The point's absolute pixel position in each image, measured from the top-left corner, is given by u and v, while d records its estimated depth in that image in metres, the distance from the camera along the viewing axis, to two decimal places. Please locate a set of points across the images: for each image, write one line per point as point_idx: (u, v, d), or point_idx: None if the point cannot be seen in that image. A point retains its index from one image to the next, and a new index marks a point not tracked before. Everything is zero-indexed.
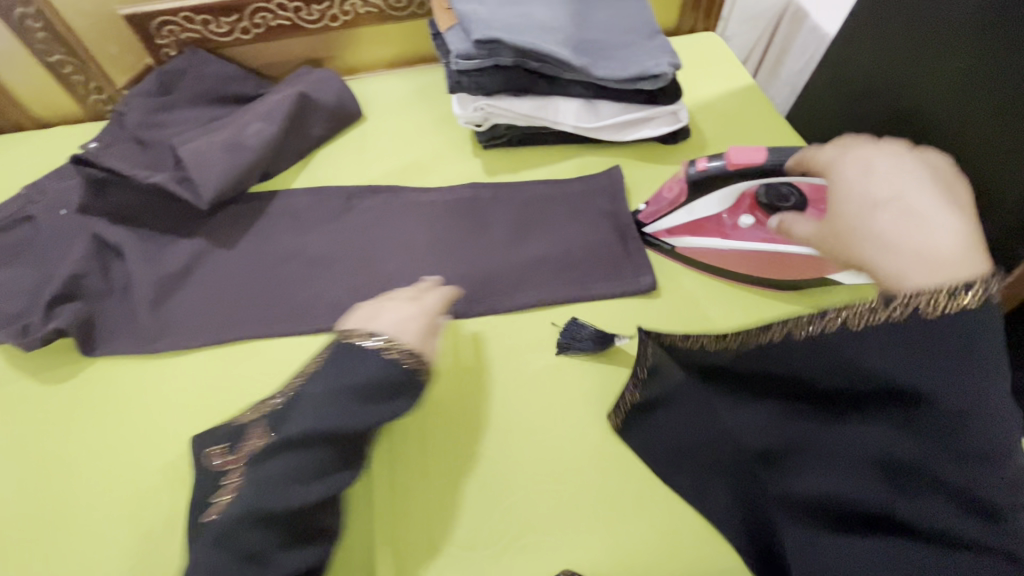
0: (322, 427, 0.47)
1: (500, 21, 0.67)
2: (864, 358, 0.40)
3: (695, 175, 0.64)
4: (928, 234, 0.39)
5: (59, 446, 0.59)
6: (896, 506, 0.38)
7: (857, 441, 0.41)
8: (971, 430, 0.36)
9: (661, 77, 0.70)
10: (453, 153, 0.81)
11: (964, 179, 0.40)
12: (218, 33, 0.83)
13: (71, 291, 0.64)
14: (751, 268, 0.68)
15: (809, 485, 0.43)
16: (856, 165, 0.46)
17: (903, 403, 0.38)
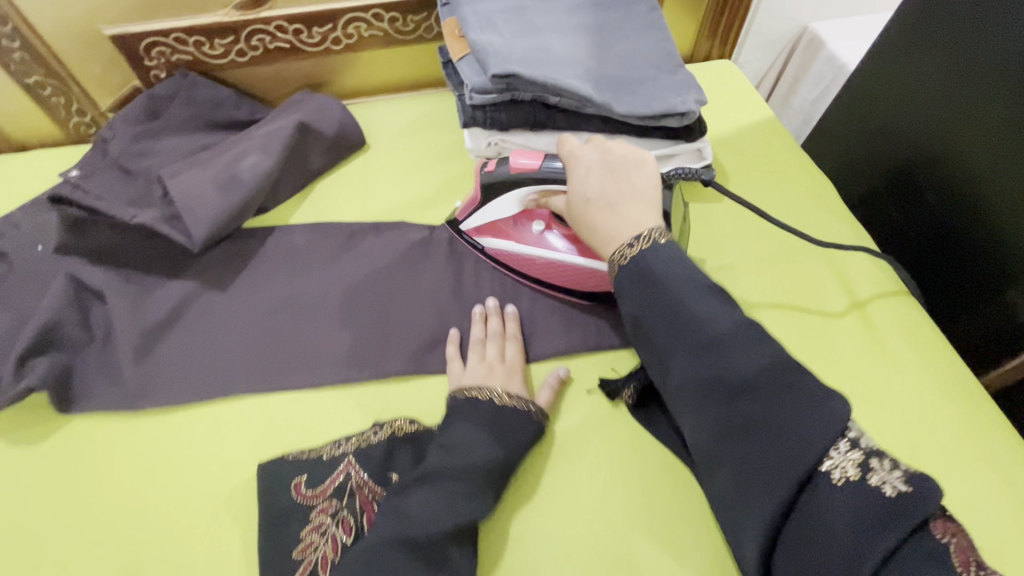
0: (469, 458, 0.51)
1: (518, 53, 0.63)
2: (698, 313, 0.46)
3: (484, 177, 0.64)
4: (607, 228, 0.52)
5: (31, 518, 0.54)
6: (758, 417, 0.43)
7: (695, 368, 0.45)
8: (745, 343, 0.44)
9: (686, 114, 0.66)
10: (462, 187, 0.77)
11: (633, 181, 0.54)
12: (212, 55, 0.78)
13: (45, 341, 0.59)
14: (550, 279, 0.66)
15: (720, 436, 0.44)
16: (585, 164, 0.56)
17: (713, 336, 0.45)
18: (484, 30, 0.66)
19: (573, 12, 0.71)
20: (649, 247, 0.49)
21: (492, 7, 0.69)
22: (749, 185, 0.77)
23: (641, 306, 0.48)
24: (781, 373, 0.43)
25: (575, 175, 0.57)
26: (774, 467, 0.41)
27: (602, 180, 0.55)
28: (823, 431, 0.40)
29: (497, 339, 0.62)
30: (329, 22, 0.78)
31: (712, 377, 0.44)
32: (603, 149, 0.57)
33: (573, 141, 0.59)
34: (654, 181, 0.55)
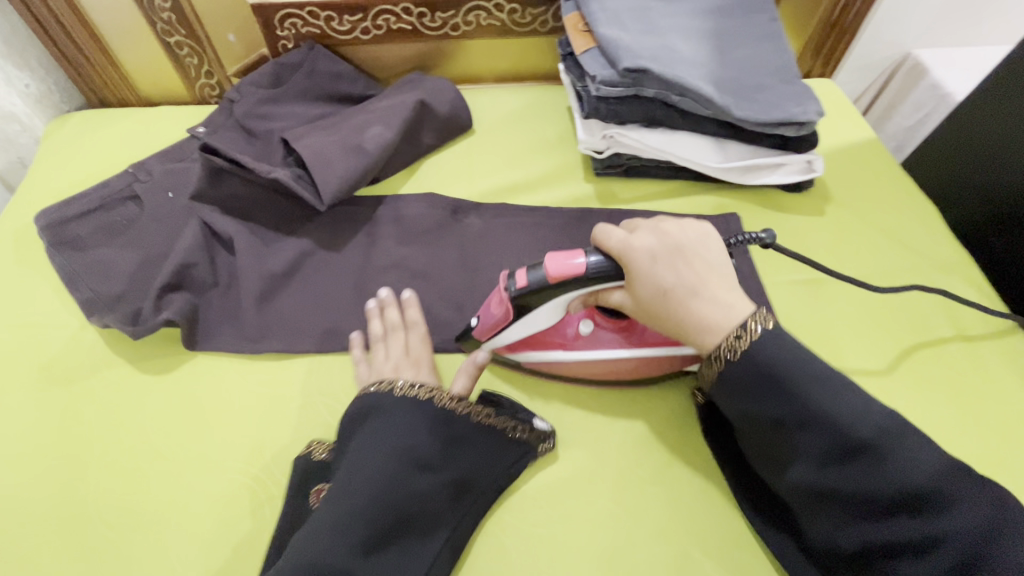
0: (352, 484, 0.50)
1: (647, 50, 0.65)
2: (791, 366, 0.47)
3: (514, 294, 0.54)
4: (703, 319, 0.50)
5: (157, 441, 0.58)
6: (913, 532, 0.43)
7: (838, 481, 0.45)
8: (884, 446, 0.44)
9: (805, 124, 0.67)
10: (564, 175, 0.79)
11: (704, 261, 0.52)
12: (338, 30, 0.82)
13: (179, 279, 0.63)
14: (602, 375, 0.61)
15: (841, 503, 0.45)
16: (646, 254, 0.52)
17: (814, 400, 0.46)
18: (613, 26, 0.68)
19: (696, 17, 0.73)
20: (759, 334, 0.48)
21: (620, 5, 0.71)
22: (850, 200, 0.78)
23: (773, 417, 0.47)
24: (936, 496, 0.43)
25: (636, 268, 0.52)
26: (918, 551, 0.43)
27: (676, 264, 0.52)
28: (990, 552, 0.41)
29: (398, 333, 0.62)
30: (452, 8, 0.81)
31: (872, 509, 0.44)
32: (660, 232, 0.53)
33: (610, 227, 0.54)
34: (724, 257, 0.54)
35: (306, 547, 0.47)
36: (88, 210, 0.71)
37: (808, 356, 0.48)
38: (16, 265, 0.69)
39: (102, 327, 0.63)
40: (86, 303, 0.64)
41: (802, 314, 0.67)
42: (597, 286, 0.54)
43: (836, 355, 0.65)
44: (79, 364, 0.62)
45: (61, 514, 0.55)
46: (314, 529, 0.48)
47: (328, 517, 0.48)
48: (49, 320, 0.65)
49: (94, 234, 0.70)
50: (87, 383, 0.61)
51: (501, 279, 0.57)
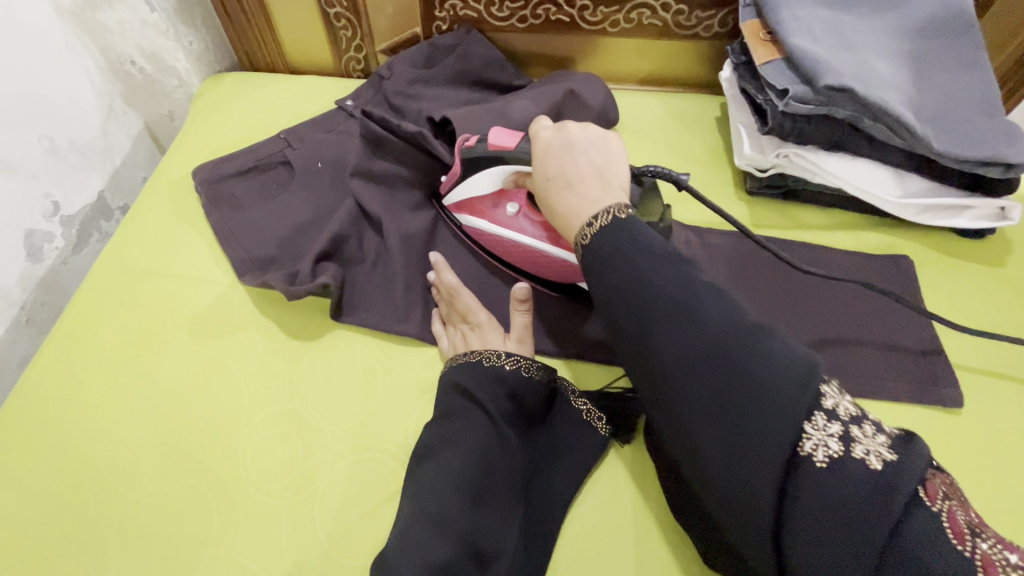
0: (476, 443, 0.50)
1: (849, 68, 0.60)
2: (636, 242, 0.45)
3: (464, 151, 0.62)
4: (564, 209, 0.51)
5: (297, 406, 0.58)
6: (740, 411, 0.39)
7: (668, 362, 0.42)
8: (683, 306, 0.42)
9: (1014, 167, 0.61)
10: (715, 190, 0.75)
11: (597, 161, 0.52)
12: (496, 16, 0.81)
13: (332, 251, 0.64)
14: (510, 256, 0.65)
15: (691, 377, 0.41)
16: (545, 144, 0.55)
17: (658, 269, 0.44)
18: (807, 38, 0.64)
19: (892, 36, 0.67)
20: (606, 223, 0.47)
21: (813, 16, 0.66)
22: None
23: (623, 302, 0.44)
24: (726, 346, 0.40)
25: (536, 157, 0.55)
26: (761, 427, 0.38)
27: (570, 155, 0.53)
28: (796, 387, 0.38)
29: (457, 285, 0.60)
30: (617, 4, 0.78)
31: (707, 378, 0.40)
32: (563, 130, 0.54)
33: (546, 120, 0.57)
34: (622, 164, 0.53)
35: (428, 496, 0.48)
36: (243, 170, 0.72)
37: (641, 232, 0.46)
38: (171, 215, 0.71)
39: (253, 287, 0.64)
40: (239, 262, 0.66)
41: (979, 374, 0.61)
42: (512, 167, 0.58)
43: (1020, 421, 0.58)
44: (228, 321, 0.63)
45: (199, 469, 0.55)
46: (433, 479, 0.49)
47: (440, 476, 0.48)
48: (201, 274, 0.66)
49: (247, 194, 0.71)
50: (234, 340, 0.62)
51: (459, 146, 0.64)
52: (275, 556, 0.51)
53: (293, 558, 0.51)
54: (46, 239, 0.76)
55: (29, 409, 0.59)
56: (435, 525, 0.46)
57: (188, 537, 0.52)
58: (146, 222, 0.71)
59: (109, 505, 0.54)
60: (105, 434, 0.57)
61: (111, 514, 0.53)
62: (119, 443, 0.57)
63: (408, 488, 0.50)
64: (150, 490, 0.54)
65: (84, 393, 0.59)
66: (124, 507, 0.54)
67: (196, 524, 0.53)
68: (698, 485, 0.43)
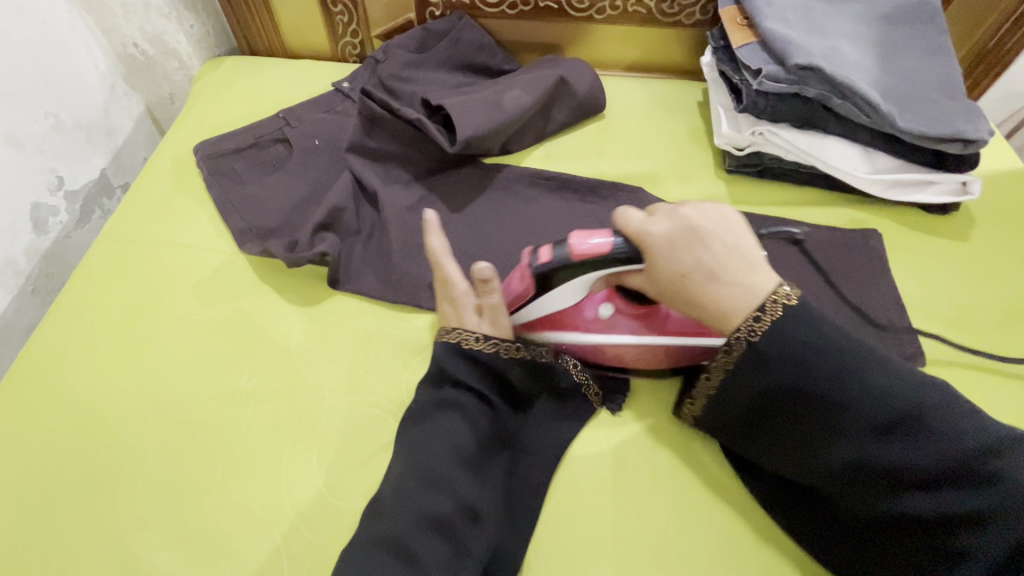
0: (456, 409, 0.53)
1: (817, 49, 0.64)
2: (804, 325, 0.48)
3: (537, 268, 0.54)
4: (720, 304, 0.49)
5: (296, 367, 0.60)
6: (921, 461, 0.44)
7: (833, 399, 0.47)
8: (810, 349, 0.47)
9: (973, 143, 0.64)
10: (696, 169, 0.78)
11: (726, 242, 0.50)
12: (488, 2, 0.84)
13: (330, 221, 0.67)
14: (607, 357, 0.60)
15: (887, 465, 0.45)
16: (666, 240, 0.50)
17: (821, 344, 0.47)
18: (779, 21, 0.67)
19: (861, 22, 0.71)
20: (777, 317, 0.47)
21: (785, 1, 0.70)
22: (997, 227, 0.74)
23: (798, 384, 0.48)
24: (918, 424, 0.45)
25: (657, 258, 0.50)
26: (965, 512, 0.43)
27: (700, 244, 0.49)
28: (1004, 478, 0.42)
29: (440, 255, 0.58)
30: None
31: (900, 462, 0.45)
32: (680, 215, 0.51)
33: (638, 215, 0.51)
34: (745, 232, 0.51)
35: (419, 459, 0.51)
36: (244, 147, 0.75)
37: (818, 313, 0.49)
38: (173, 189, 0.74)
39: (253, 255, 0.67)
40: (240, 233, 0.69)
41: (938, 338, 0.65)
42: (613, 269, 0.53)
43: (974, 380, 0.62)
44: (229, 287, 0.66)
45: (202, 425, 0.58)
46: (423, 442, 0.52)
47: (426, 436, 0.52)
48: (203, 244, 0.69)
49: (248, 170, 0.74)
50: (234, 305, 0.64)
51: (524, 256, 0.56)
52: (276, 503, 0.54)
53: (292, 506, 0.53)
54: (51, 213, 0.78)
55: (37, 369, 0.61)
56: (423, 479, 0.49)
57: (189, 488, 0.55)
58: (148, 195, 0.73)
59: (116, 457, 0.56)
60: (111, 392, 0.60)
61: (118, 466, 0.56)
62: (126, 400, 0.59)
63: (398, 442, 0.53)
64: (156, 443, 0.57)
65: (90, 354, 0.62)
66: (131, 458, 0.56)
67: (200, 474, 0.55)
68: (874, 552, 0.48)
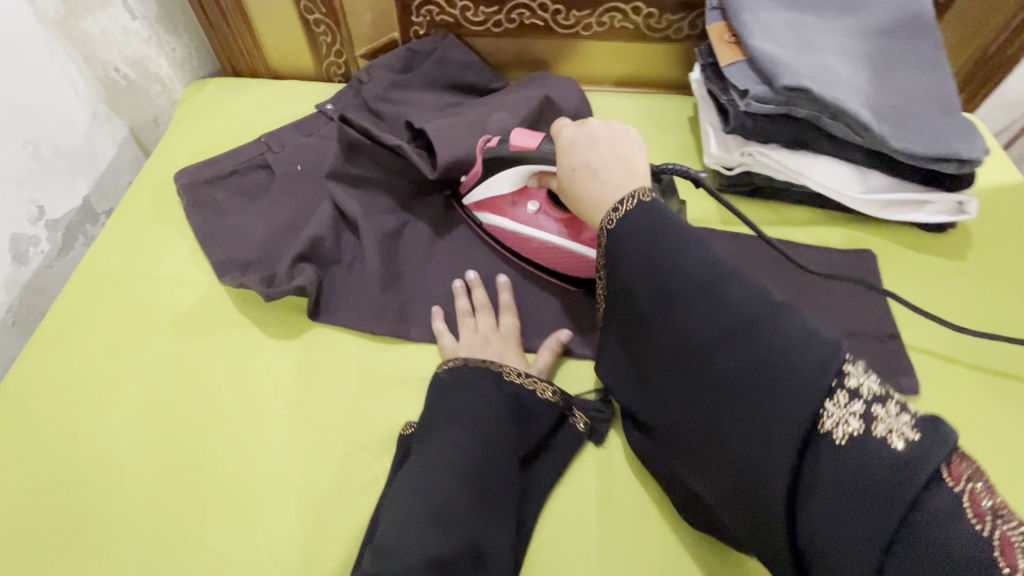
0: (450, 442, 0.51)
1: (806, 69, 0.62)
2: (644, 223, 0.48)
3: (487, 152, 0.65)
4: (593, 196, 0.52)
5: (273, 405, 0.59)
6: (739, 349, 0.42)
7: (702, 340, 0.44)
8: (707, 288, 0.44)
9: (968, 163, 0.63)
10: (686, 188, 0.77)
11: (619, 151, 0.53)
12: (472, 21, 0.83)
13: (309, 251, 0.65)
14: (528, 252, 0.66)
15: (728, 363, 0.42)
16: (569, 138, 0.56)
17: (672, 247, 0.46)
18: (768, 39, 0.66)
19: (853, 37, 0.69)
20: (631, 209, 0.49)
21: (774, 18, 0.68)
22: (997, 245, 0.72)
23: (650, 282, 0.47)
24: (752, 318, 0.42)
25: (560, 152, 0.57)
26: (779, 407, 0.40)
27: (590, 145, 0.55)
28: (817, 367, 0.39)
29: (510, 308, 0.63)
30: (589, 8, 0.80)
31: (738, 358, 0.42)
32: (586, 124, 0.56)
33: (567, 119, 0.59)
34: (641, 153, 0.53)
35: (408, 498, 0.48)
36: (224, 174, 0.74)
37: (675, 219, 0.48)
38: (153, 218, 0.73)
39: (232, 288, 0.66)
40: (219, 264, 0.67)
41: (936, 364, 0.63)
42: (541, 166, 0.61)
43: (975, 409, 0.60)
44: (207, 321, 0.64)
45: (177, 466, 0.56)
46: (413, 479, 0.49)
47: (425, 465, 0.49)
48: (182, 276, 0.68)
49: (228, 197, 0.73)
50: (213, 339, 0.63)
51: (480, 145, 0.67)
52: (252, 547, 0.52)
53: (267, 550, 0.52)
54: (32, 243, 0.77)
55: (11, 409, 0.60)
56: (433, 516, 0.47)
57: (163, 534, 0.54)
58: (128, 225, 0.72)
59: (92, 500, 0.55)
60: (87, 433, 0.58)
61: (92, 511, 0.55)
62: (101, 441, 0.58)
63: (399, 479, 0.51)
64: (132, 486, 0.56)
65: (64, 392, 0.61)
66: (106, 503, 0.55)
67: (173, 519, 0.54)
68: (715, 472, 0.44)
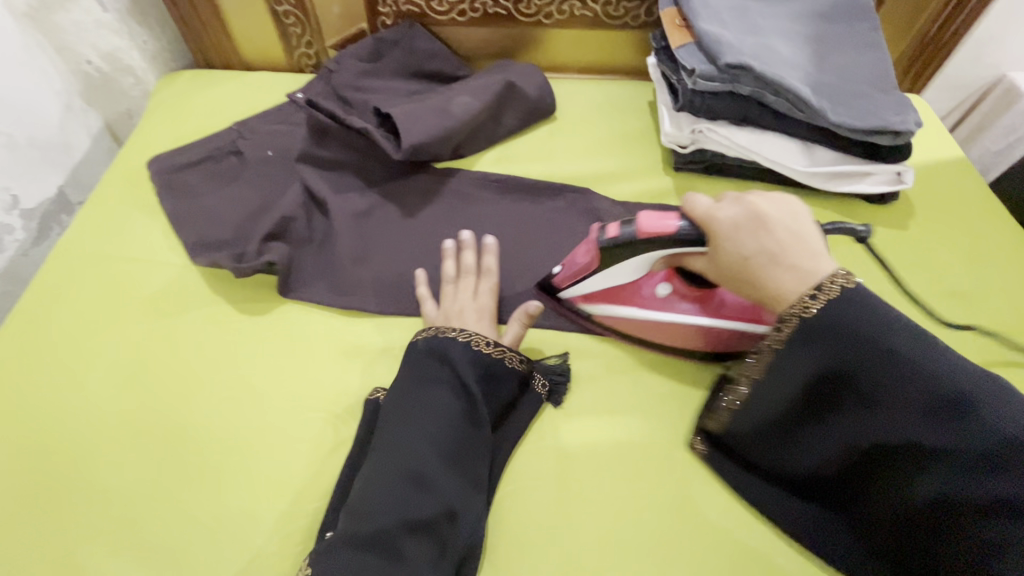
0: (420, 411, 0.54)
1: (749, 48, 0.66)
2: (868, 327, 0.45)
3: (604, 242, 0.56)
4: (778, 287, 0.49)
5: (245, 376, 0.61)
6: (996, 476, 0.42)
7: (893, 402, 0.45)
8: (886, 360, 0.45)
9: (902, 134, 0.67)
10: (644, 167, 0.80)
11: (785, 232, 0.50)
12: (437, 10, 0.86)
13: (279, 231, 0.68)
14: (678, 343, 0.63)
15: (954, 480, 0.43)
16: (729, 222, 0.51)
17: (906, 359, 0.44)
18: (714, 21, 0.69)
19: (795, 20, 0.73)
20: (835, 296, 0.46)
21: (721, 2, 0.72)
22: (934, 216, 0.76)
23: (864, 385, 0.46)
24: (995, 443, 0.42)
25: (719, 236, 0.52)
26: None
27: (775, 231, 0.50)
28: None
29: (491, 273, 0.65)
30: None
31: (954, 465, 0.43)
32: (747, 202, 0.52)
33: (704, 199, 0.54)
34: (810, 227, 0.51)
35: (389, 463, 0.51)
36: (196, 160, 0.76)
37: (894, 316, 0.46)
38: (126, 204, 0.74)
39: (204, 267, 0.68)
40: (192, 245, 0.69)
41: None
42: (671, 248, 0.55)
43: None
44: (180, 299, 0.66)
45: (153, 435, 0.59)
46: (392, 446, 0.52)
47: (405, 432, 0.52)
48: (156, 258, 0.70)
49: (200, 182, 0.75)
50: (185, 316, 0.65)
51: (593, 230, 0.59)
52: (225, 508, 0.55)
53: (240, 510, 0.55)
54: (7, 232, 0.79)
55: None
56: (407, 479, 0.50)
57: (139, 498, 0.56)
58: (101, 210, 0.74)
59: (68, 469, 0.57)
60: (63, 408, 0.60)
61: (68, 479, 0.57)
62: (77, 414, 0.60)
63: (376, 448, 0.53)
64: (108, 456, 0.58)
65: (40, 370, 0.62)
66: (81, 472, 0.57)
67: (148, 486, 0.56)
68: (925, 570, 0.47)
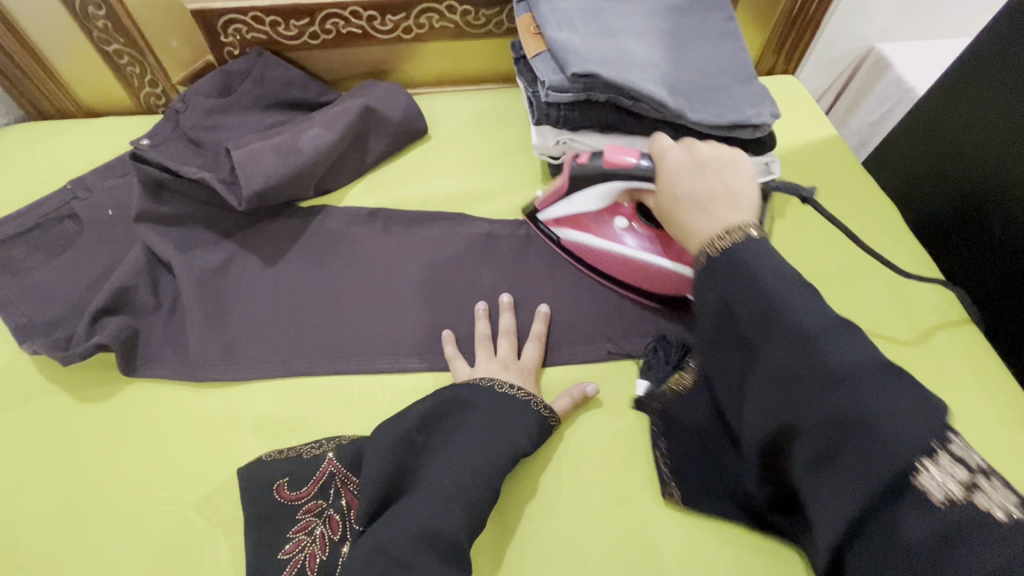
0: (457, 472, 0.49)
1: (598, 54, 0.63)
2: (746, 276, 0.43)
3: (574, 168, 0.63)
4: (691, 227, 0.49)
5: (88, 471, 0.55)
6: (820, 407, 0.38)
7: (749, 339, 0.43)
8: (722, 290, 0.44)
9: (760, 127, 0.66)
10: (523, 180, 0.76)
11: (723, 181, 0.50)
12: (286, 35, 0.80)
13: (118, 303, 0.62)
14: (613, 271, 0.66)
15: (812, 427, 0.39)
16: (674, 164, 0.53)
17: (743, 299, 0.43)
18: (564, 27, 0.66)
19: (652, 16, 0.71)
20: (739, 238, 0.45)
21: (571, 6, 0.69)
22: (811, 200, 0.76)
23: (729, 325, 0.44)
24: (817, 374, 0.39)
25: (663, 175, 0.54)
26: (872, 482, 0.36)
27: (694, 178, 0.51)
28: (894, 436, 0.35)
29: (510, 334, 0.62)
30: (403, 10, 0.78)
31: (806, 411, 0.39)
32: (698, 150, 0.53)
33: (665, 139, 0.56)
34: (753, 184, 0.51)
35: (408, 524, 0.46)
36: (23, 230, 0.68)
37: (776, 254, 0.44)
38: None
39: (34, 354, 0.60)
40: (16, 329, 0.61)
41: None
42: (639, 183, 0.58)
43: None
44: (10, 393, 0.59)
45: None
46: (411, 507, 0.47)
47: (427, 493, 0.48)
48: None
49: (29, 253, 0.67)
50: (15, 413, 0.58)
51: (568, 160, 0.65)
52: None
53: None
54: None
55: None
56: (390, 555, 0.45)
57: None
58: None
59: None
60: None
61: None
62: None
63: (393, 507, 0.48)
64: None
65: None
66: None
67: None
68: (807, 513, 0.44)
